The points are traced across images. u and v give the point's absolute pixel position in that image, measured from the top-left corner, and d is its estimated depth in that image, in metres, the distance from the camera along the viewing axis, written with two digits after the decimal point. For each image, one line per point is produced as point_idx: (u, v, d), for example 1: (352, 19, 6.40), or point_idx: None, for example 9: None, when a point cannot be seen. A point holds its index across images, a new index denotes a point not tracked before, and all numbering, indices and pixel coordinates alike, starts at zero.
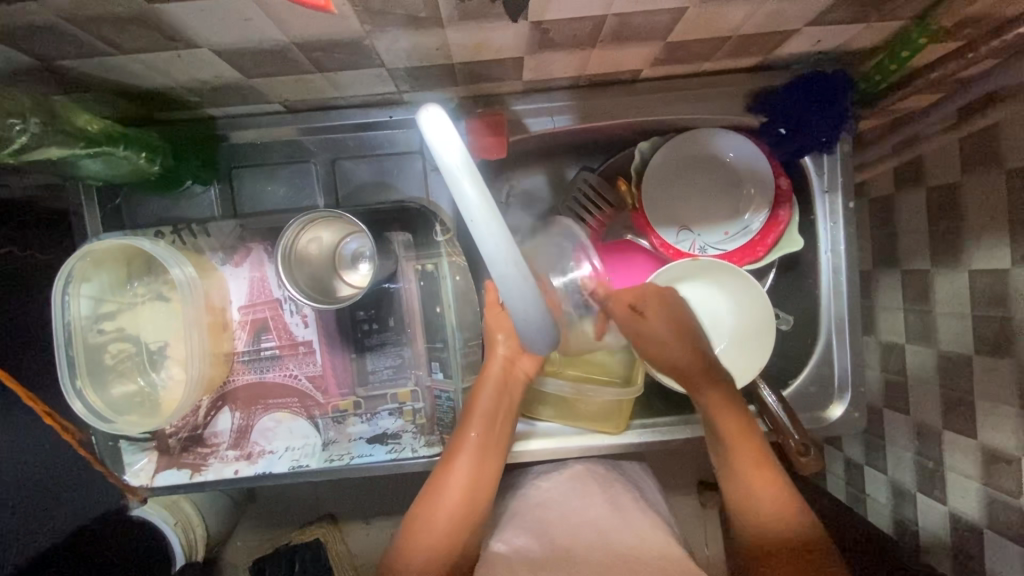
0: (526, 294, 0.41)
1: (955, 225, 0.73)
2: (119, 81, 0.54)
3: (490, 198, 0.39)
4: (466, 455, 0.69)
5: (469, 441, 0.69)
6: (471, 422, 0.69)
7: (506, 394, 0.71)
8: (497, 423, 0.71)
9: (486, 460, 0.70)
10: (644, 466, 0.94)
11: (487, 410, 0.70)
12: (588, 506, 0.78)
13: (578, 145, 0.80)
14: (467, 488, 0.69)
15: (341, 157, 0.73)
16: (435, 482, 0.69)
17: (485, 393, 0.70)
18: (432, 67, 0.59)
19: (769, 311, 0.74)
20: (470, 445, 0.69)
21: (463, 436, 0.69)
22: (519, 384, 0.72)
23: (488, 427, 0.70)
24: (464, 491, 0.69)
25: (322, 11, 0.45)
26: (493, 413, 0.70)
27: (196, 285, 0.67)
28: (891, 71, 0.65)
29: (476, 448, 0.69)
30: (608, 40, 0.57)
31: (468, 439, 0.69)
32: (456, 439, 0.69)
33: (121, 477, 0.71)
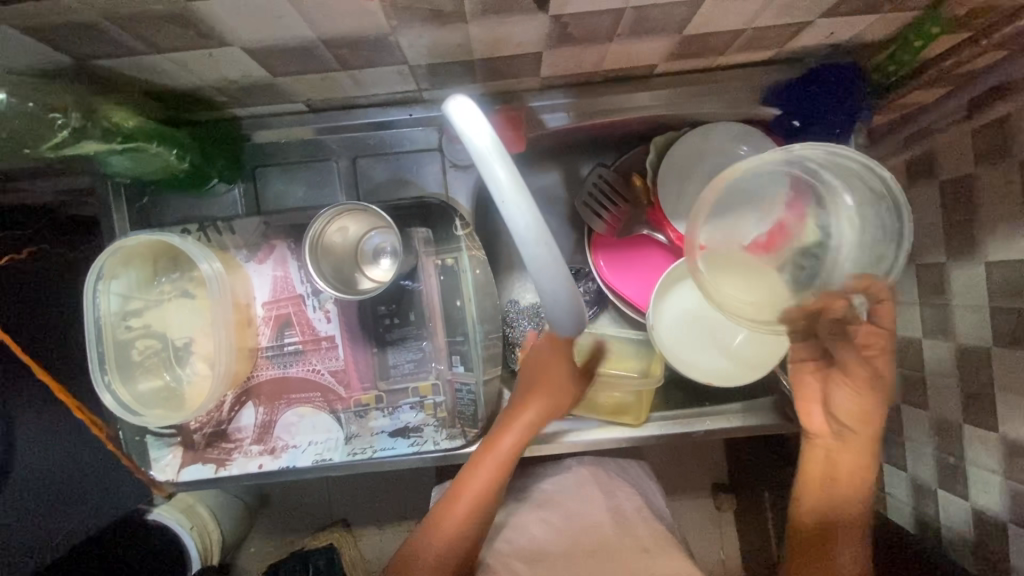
0: (555, 274, 0.42)
1: (969, 217, 0.73)
2: (152, 80, 0.56)
3: (521, 180, 0.40)
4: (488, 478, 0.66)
5: (493, 461, 0.67)
6: (501, 444, 0.67)
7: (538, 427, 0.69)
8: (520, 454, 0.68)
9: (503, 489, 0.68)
10: (643, 465, 0.93)
11: (517, 440, 0.67)
12: (599, 502, 0.77)
13: (592, 142, 0.81)
14: (476, 514, 0.66)
15: (361, 156, 0.74)
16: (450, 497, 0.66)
17: (519, 419, 0.67)
18: (452, 64, 0.61)
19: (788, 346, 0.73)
20: (493, 464, 0.67)
21: (488, 455, 0.67)
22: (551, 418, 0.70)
23: (516, 453, 0.67)
24: (473, 514, 0.66)
25: (350, 5, 0.46)
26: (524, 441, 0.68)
27: (224, 280, 0.69)
28: (903, 62, 0.66)
29: (499, 470, 0.67)
30: (625, 34, 0.58)
31: (493, 458, 0.67)
32: (483, 453, 0.67)
33: (147, 471, 0.72)
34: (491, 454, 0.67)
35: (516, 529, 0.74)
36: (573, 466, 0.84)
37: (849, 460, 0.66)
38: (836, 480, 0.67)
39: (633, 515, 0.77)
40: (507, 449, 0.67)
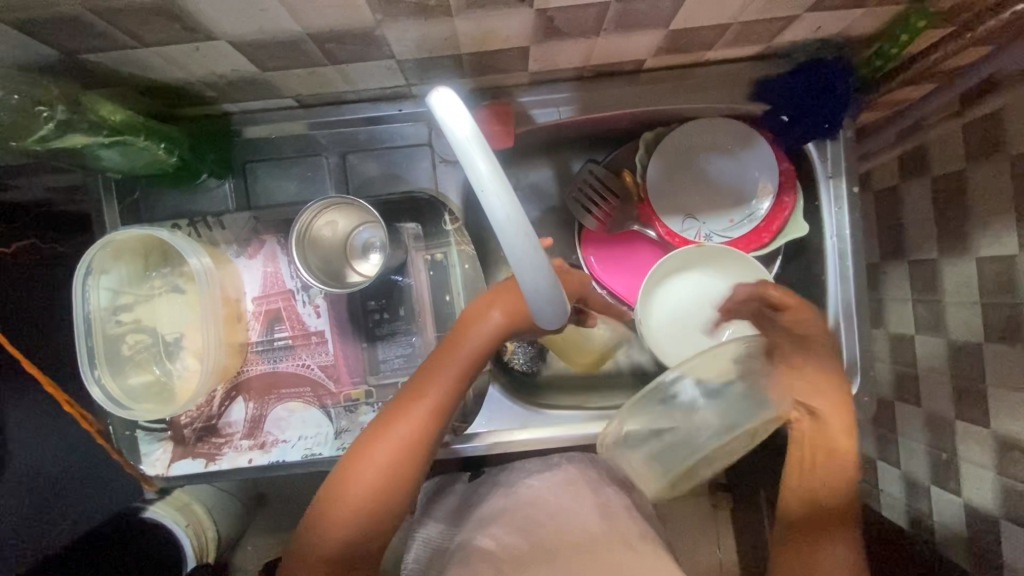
0: (535, 265, 0.41)
1: (960, 212, 0.73)
2: (141, 75, 0.57)
3: (500, 169, 0.39)
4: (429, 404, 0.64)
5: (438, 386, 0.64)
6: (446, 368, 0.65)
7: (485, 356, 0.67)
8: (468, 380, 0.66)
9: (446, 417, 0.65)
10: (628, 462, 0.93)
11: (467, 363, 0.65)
12: (588, 499, 0.77)
13: (583, 138, 0.81)
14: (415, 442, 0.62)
15: (351, 152, 0.74)
16: (387, 422, 0.63)
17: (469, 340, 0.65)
18: (441, 59, 0.61)
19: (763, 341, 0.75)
20: (437, 390, 0.64)
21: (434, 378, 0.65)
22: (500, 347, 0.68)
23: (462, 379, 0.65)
24: (410, 441, 0.62)
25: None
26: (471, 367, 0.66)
27: (212, 274, 0.69)
28: (891, 56, 0.66)
29: (442, 394, 0.64)
30: (612, 29, 0.58)
31: (446, 370, 0.65)
32: (428, 377, 0.65)
33: (137, 466, 0.72)
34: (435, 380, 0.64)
35: (505, 525, 0.73)
36: (563, 464, 0.84)
37: (830, 436, 0.66)
38: (819, 464, 0.65)
39: (622, 513, 0.76)
40: (476, 347, 0.65)
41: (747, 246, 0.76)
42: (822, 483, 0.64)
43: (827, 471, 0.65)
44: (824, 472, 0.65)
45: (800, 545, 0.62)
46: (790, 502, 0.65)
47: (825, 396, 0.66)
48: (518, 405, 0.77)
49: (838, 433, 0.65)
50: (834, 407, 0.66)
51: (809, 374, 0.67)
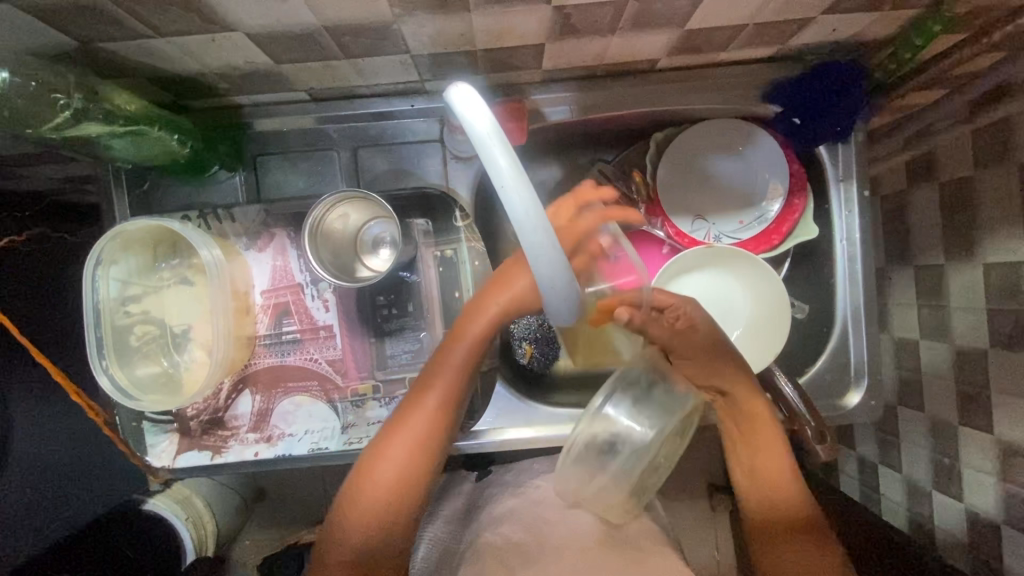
0: (553, 262, 0.41)
1: (967, 218, 0.73)
2: (155, 64, 0.56)
3: (521, 167, 0.39)
4: (436, 399, 0.64)
5: (442, 379, 0.64)
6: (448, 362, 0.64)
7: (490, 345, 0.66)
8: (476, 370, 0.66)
9: (454, 410, 0.65)
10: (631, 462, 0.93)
11: (471, 353, 0.65)
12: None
13: (592, 137, 0.81)
14: (425, 435, 0.63)
15: (362, 146, 0.74)
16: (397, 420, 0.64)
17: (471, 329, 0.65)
18: (455, 54, 0.61)
19: (770, 356, 0.74)
20: (443, 384, 0.64)
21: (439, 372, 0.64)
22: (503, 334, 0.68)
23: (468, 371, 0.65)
24: (420, 436, 0.63)
25: None
26: (477, 357, 0.65)
27: (223, 266, 0.69)
28: (905, 60, 0.66)
29: (449, 389, 0.64)
30: (628, 27, 0.58)
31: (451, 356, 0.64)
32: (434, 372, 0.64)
33: (143, 457, 0.72)
34: (439, 374, 0.64)
35: (512, 523, 0.74)
36: None
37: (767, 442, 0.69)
38: (754, 457, 0.69)
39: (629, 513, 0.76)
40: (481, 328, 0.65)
41: (757, 247, 0.77)
42: (763, 478, 0.69)
43: (760, 459, 0.69)
44: (760, 464, 0.69)
45: (770, 547, 0.66)
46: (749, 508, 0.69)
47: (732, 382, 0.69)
48: (522, 402, 0.77)
49: (756, 419, 0.70)
50: (737, 384, 0.69)
51: (692, 363, 0.70)
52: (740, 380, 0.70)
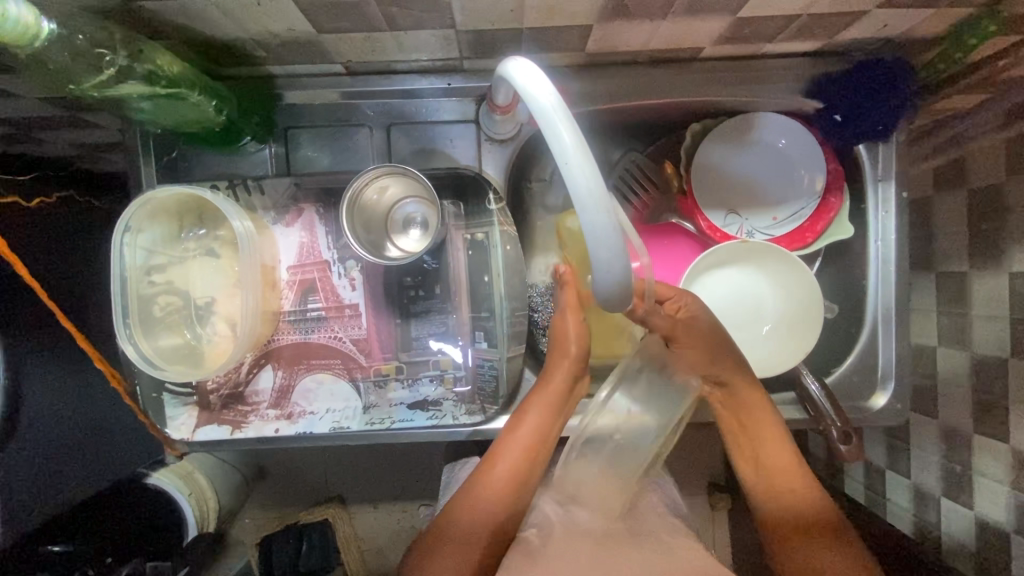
0: (613, 243, 0.39)
1: (998, 224, 0.72)
2: (197, 27, 0.55)
3: (586, 145, 0.37)
4: (509, 466, 0.67)
5: (516, 450, 0.67)
6: (521, 427, 0.68)
7: (562, 414, 0.70)
8: (548, 440, 0.69)
9: (529, 478, 0.69)
10: None
11: (542, 422, 0.68)
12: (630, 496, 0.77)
13: (626, 126, 0.80)
14: (503, 502, 0.67)
15: (397, 124, 0.73)
16: (483, 471, 0.67)
17: (540, 399, 0.69)
18: (500, 32, 0.60)
19: (804, 350, 0.73)
20: (517, 454, 0.67)
21: (512, 442, 0.68)
22: (572, 401, 0.72)
23: (540, 441, 0.68)
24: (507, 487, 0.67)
25: None
26: (554, 414, 0.69)
27: (254, 238, 0.67)
28: (954, 60, 0.65)
29: (523, 458, 0.67)
30: (679, 12, 0.57)
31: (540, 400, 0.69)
32: (505, 443, 0.68)
33: (162, 429, 0.72)
34: (523, 423, 0.68)
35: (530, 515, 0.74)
36: None
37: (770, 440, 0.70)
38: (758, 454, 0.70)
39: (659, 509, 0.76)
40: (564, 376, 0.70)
41: (790, 243, 0.76)
42: (775, 479, 0.69)
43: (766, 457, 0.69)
44: (766, 463, 0.69)
45: (783, 543, 0.65)
46: (761, 510, 0.68)
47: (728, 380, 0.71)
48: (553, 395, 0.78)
49: (751, 412, 0.70)
50: (737, 377, 0.70)
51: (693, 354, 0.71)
52: (740, 374, 0.70)
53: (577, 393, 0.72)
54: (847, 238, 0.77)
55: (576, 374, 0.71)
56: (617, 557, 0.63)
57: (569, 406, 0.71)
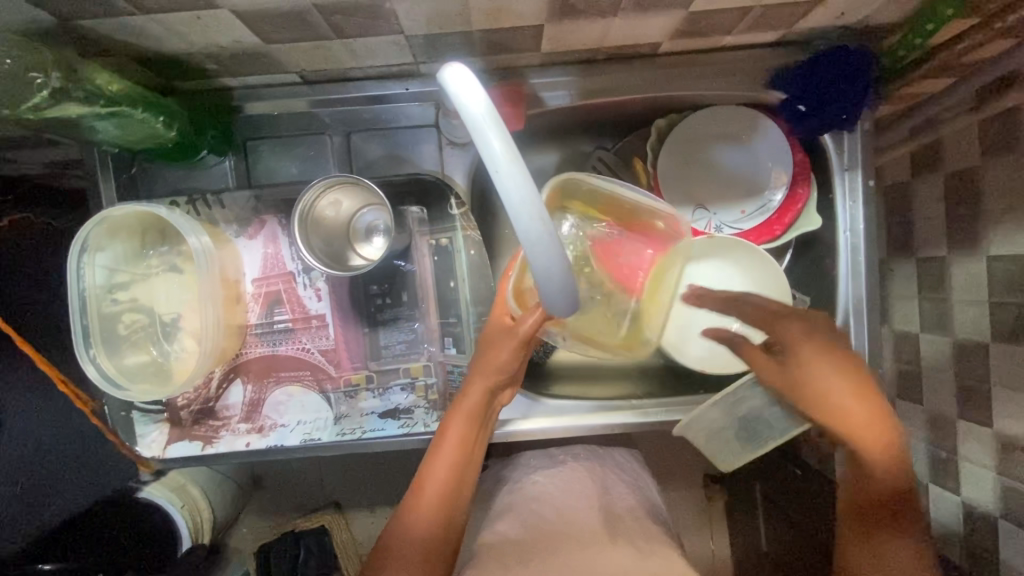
0: (549, 248, 0.39)
1: (974, 207, 0.71)
2: (140, 43, 0.54)
3: (517, 152, 0.37)
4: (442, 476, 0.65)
5: (443, 468, 0.65)
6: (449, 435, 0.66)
7: (484, 421, 0.68)
8: (472, 454, 0.68)
9: (461, 488, 0.67)
10: (634, 456, 0.93)
11: (466, 439, 0.66)
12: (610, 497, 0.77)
13: (593, 124, 0.80)
14: (438, 516, 0.65)
15: (356, 131, 0.72)
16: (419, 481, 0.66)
17: (461, 418, 0.66)
18: (451, 35, 0.59)
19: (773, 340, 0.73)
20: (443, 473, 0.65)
21: (437, 462, 0.66)
22: (492, 413, 0.70)
23: (467, 448, 0.67)
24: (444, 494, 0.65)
25: None
26: (478, 417, 0.67)
27: (212, 253, 0.66)
28: (914, 46, 0.64)
29: (450, 477, 0.66)
30: (629, 9, 0.56)
31: (464, 405, 0.67)
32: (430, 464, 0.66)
33: (133, 447, 0.71)
34: (449, 433, 0.66)
35: (510, 520, 0.74)
36: (567, 461, 0.84)
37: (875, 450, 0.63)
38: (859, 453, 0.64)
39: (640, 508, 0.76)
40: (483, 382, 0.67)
41: (755, 237, 0.76)
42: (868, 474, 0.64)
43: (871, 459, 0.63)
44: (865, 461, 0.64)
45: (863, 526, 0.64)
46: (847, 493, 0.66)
47: (839, 387, 0.64)
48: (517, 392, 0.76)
49: (867, 427, 0.63)
50: (849, 407, 0.64)
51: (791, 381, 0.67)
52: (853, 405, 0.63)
53: (498, 403, 0.70)
54: (815, 229, 0.76)
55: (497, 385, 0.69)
56: None
57: (490, 419, 0.69)
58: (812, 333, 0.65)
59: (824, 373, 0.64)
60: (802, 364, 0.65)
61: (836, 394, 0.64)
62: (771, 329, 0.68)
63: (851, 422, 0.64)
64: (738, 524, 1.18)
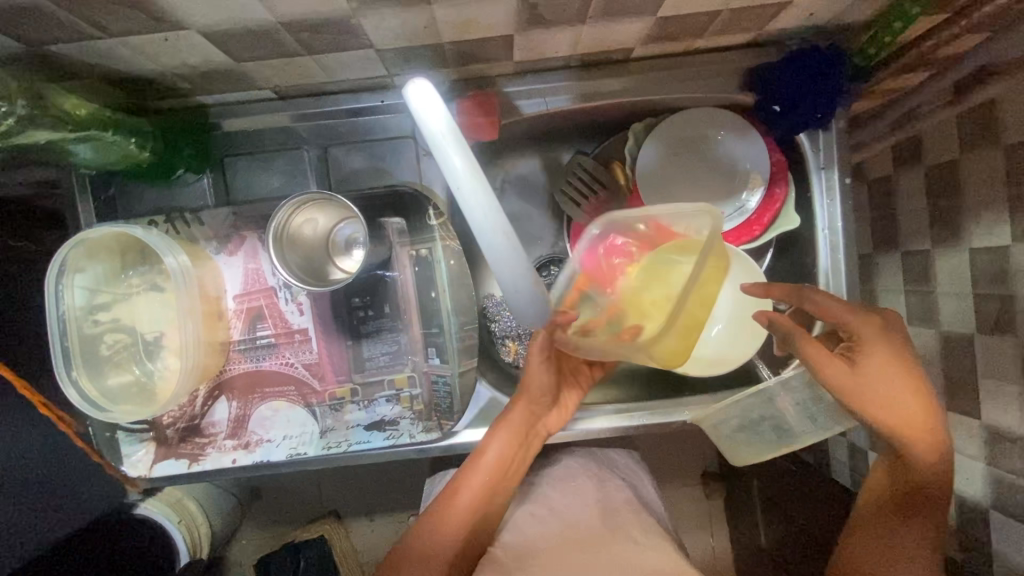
0: (514, 261, 0.40)
1: (955, 200, 0.72)
2: (109, 65, 0.54)
3: (477, 167, 0.38)
4: (476, 490, 0.67)
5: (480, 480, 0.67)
6: (489, 451, 0.68)
7: (525, 442, 0.69)
8: (510, 470, 0.69)
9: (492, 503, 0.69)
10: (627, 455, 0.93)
11: (504, 454, 0.68)
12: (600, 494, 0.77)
13: (571, 129, 0.80)
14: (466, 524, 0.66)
15: (333, 144, 0.72)
16: (453, 490, 0.68)
17: (503, 434, 0.68)
18: (422, 47, 0.59)
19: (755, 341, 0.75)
20: (479, 485, 0.67)
21: (474, 474, 0.67)
22: (535, 437, 0.71)
23: (504, 466, 0.68)
24: (475, 506, 0.67)
25: None
26: (519, 437, 0.69)
27: (190, 272, 0.66)
28: (885, 44, 0.65)
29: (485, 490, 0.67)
30: (597, 16, 0.56)
31: (507, 424, 0.68)
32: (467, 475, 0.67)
33: (119, 467, 0.71)
34: (489, 449, 0.68)
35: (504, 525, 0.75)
36: (559, 464, 0.85)
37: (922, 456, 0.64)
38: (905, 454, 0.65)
39: (632, 506, 0.76)
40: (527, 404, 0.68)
41: (735, 238, 0.76)
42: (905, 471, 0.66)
43: (915, 464, 0.65)
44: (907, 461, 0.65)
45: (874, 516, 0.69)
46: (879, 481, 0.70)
47: (905, 397, 0.63)
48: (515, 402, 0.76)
49: (918, 435, 0.64)
50: (911, 413, 0.63)
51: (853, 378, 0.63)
52: (918, 409, 0.63)
53: (544, 427, 0.71)
54: (795, 228, 0.76)
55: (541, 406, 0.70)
56: (572, 559, 0.64)
57: (532, 441, 0.71)
58: (889, 334, 0.63)
59: (896, 378, 0.62)
60: (875, 368, 0.63)
61: (898, 393, 0.63)
62: (848, 327, 0.65)
63: (906, 426, 0.63)
64: (737, 522, 1.17)
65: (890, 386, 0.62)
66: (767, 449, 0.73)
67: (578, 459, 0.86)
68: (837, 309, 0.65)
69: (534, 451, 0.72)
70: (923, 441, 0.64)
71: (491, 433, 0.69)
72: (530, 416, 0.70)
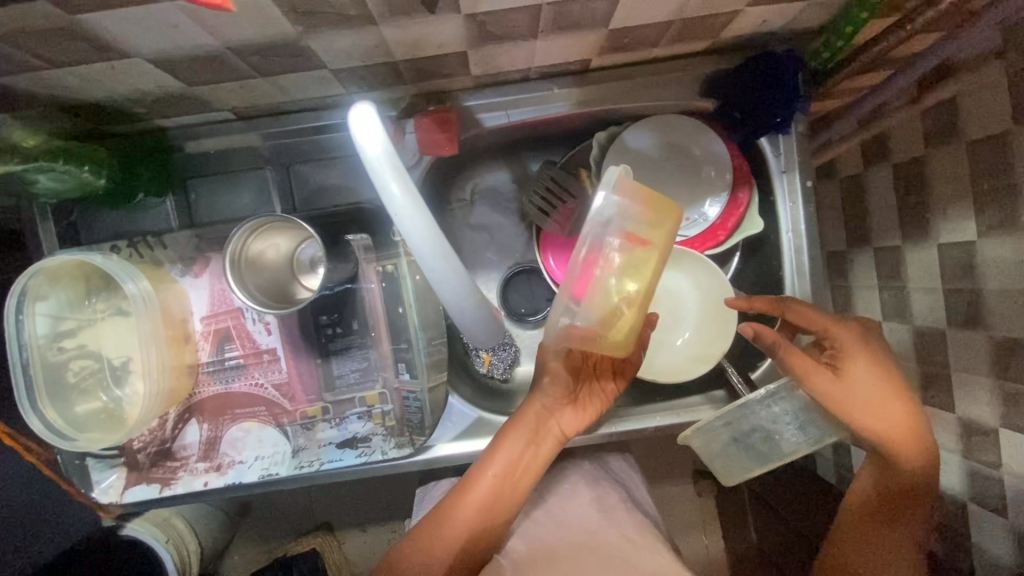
0: (458, 285, 0.43)
1: (920, 198, 0.72)
2: (58, 94, 0.54)
3: (416, 195, 0.39)
4: (487, 488, 0.65)
5: (487, 480, 0.66)
6: (501, 447, 0.67)
7: (537, 443, 0.68)
8: (522, 471, 0.67)
9: (503, 505, 0.66)
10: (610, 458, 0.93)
11: (516, 451, 0.67)
12: (578, 499, 0.77)
13: (538, 138, 0.80)
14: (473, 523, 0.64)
15: (297, 162, 0.72)
16: (463, 487, 0.66)
17: (516, 431, 0.67)
18: (377, 65, 0.59)
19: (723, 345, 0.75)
20: (487, 484, 0.66)
21: (482, 472, 0.66)
22: (551, 440, 0.69)
23: (515, 466, 0.67)
24: (484, 504, 0.65)
25: (227, 11, 0.43)
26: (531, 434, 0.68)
27: (151, 297, 0.66)
28: (839, 48, 0.65)
29: (493, 491, 0.65)
30: (549, 31, 0.56)
31: (521, 422, 0.68)
32: (475, 472, 0.66)
33: (90, 494, 0.71)
34: (502, 445, 0.67)
35: None
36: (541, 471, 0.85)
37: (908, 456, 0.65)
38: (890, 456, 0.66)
39: (611, 509, 0.76)
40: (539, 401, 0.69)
41: (701, 242, 0.76)
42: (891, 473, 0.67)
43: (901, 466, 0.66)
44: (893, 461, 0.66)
45: (863, 521, 0.69)
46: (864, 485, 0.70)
47: (885, 399, 0.64)
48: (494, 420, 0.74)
49: (907, 436, 0.65)
50: (896, 417, 0.64)
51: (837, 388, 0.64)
52: (902, 413, 0.65)
53: (560, 430, 0.70)
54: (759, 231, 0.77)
55: (555, 406, 0.69)
56: (549, 568, 0.64)
57: (547, 442, 0.69)
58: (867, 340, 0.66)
59: (874, 383, 0.64)
60: (855, 375, 0.64)
61: (878, 397, 0.64)
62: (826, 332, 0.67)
63: (892, 430, 0.65)
64: (728, 519, 1.18)
65: (869, 392, 0.64)
66: (753, 463, 0.72)
67: (560, 465, 0.86)
68: (817, 319, 0.67)
69: (551, 456, 0.69)
70: (909, 442, 0.65)
71: (504, 429, 0.69)
72: (542, 414, 0.69)
